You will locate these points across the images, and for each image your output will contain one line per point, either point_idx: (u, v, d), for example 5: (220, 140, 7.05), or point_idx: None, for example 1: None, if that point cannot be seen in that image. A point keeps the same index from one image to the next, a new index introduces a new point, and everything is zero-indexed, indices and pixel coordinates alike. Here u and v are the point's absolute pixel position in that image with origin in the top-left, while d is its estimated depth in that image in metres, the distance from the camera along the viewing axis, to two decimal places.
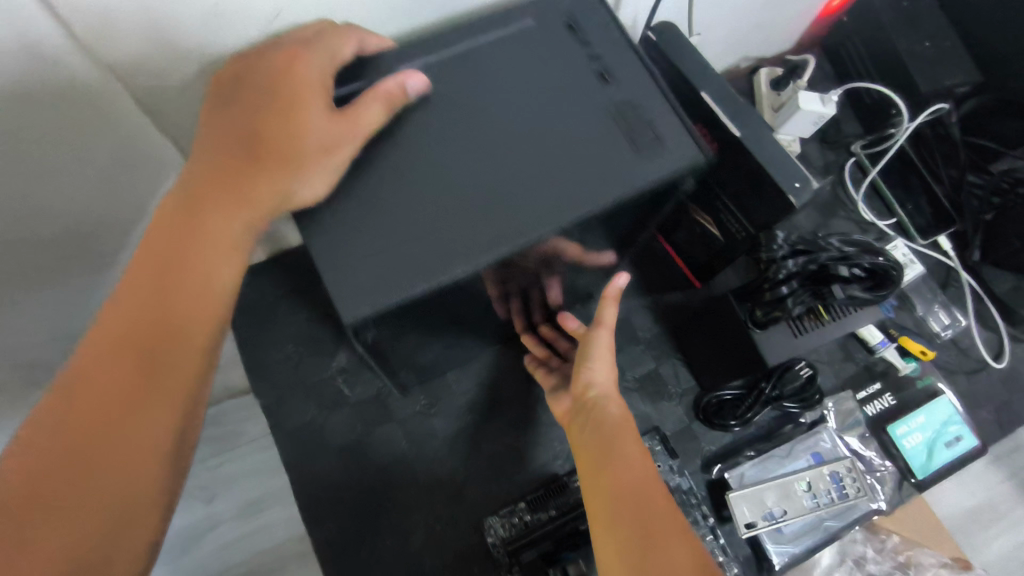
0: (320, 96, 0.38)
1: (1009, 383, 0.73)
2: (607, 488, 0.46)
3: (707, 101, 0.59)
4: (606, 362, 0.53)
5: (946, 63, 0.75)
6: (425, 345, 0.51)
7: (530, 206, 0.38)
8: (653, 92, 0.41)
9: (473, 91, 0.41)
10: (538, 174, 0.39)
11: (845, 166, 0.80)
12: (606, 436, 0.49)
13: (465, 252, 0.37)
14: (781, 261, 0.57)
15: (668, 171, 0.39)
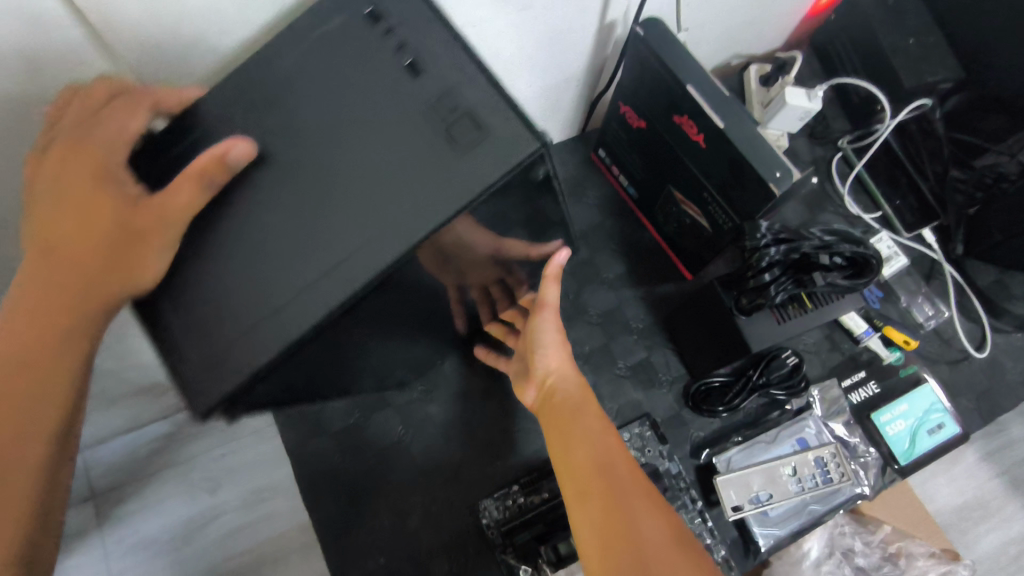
0: (118, 179, 0.37)
1: (992, 372, 0.77)
2: (574, 455, 0.49)
3: (693, 94, 0.56)
4: (562, 348, 0.57)
5: (930, 60, 0.78)
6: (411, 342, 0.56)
7: (352, 250, 0.34)
8: (469, 76, 0.34)
9: (292, 109, 0.37)
10: (357, 214, 0.35)
11: (832, 160, 0.84)
12: (570, 409, 0.54)
13: (304, 300, 0.34)
14: (764, 249, 0.57)
15: (498, 170, 0.33)
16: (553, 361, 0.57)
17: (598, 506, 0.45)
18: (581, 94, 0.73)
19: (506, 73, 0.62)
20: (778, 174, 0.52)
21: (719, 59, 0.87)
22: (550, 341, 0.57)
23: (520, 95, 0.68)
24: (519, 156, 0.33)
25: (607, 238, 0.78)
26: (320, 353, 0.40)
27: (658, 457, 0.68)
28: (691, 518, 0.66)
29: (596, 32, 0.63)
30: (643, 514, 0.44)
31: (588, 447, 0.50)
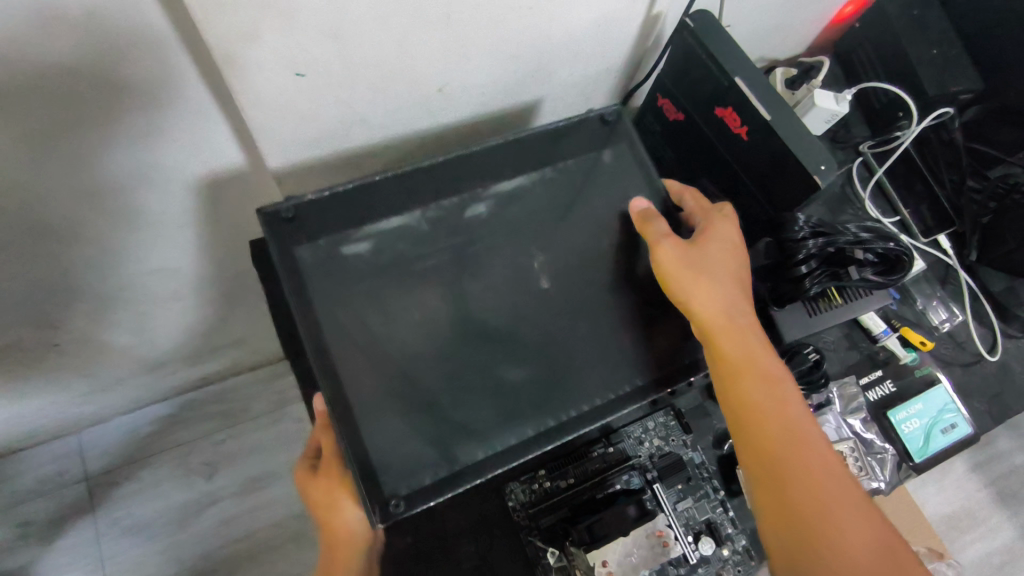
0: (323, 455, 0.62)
1: (1002, 375, 0.79)
2: (758, 417, 0.55)
3: (739, 86, 0.57)
4: (726, 292, 0.60)
5: (953, 70, 0.80)
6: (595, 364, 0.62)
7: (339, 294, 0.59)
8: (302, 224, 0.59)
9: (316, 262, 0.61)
10: (349, 296, 0.59)
11: (854, 164, 0.85)
12: (744, 361, 0.57)
13: (337, 298, 0.58)
14: (802, 242, 0.57)
15: (287, 204, 0.56)
16: (715, 300, 0.59)
17: (777, 467, 0.53)
18: (616, 86, 0.74)
19: (548, 59, 0.64)
20: (823, 166, 0.53)
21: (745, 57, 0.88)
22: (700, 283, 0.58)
23: (560, 82, 0.68)
24: (275, 205, 0.56)
25: None
26: (392, 284, 0.61)
27: (682, 446, 0.68)
28: (713, 508, 0.66)
29: (642, 23, 0.64)
30: (825, 480, 0.52)
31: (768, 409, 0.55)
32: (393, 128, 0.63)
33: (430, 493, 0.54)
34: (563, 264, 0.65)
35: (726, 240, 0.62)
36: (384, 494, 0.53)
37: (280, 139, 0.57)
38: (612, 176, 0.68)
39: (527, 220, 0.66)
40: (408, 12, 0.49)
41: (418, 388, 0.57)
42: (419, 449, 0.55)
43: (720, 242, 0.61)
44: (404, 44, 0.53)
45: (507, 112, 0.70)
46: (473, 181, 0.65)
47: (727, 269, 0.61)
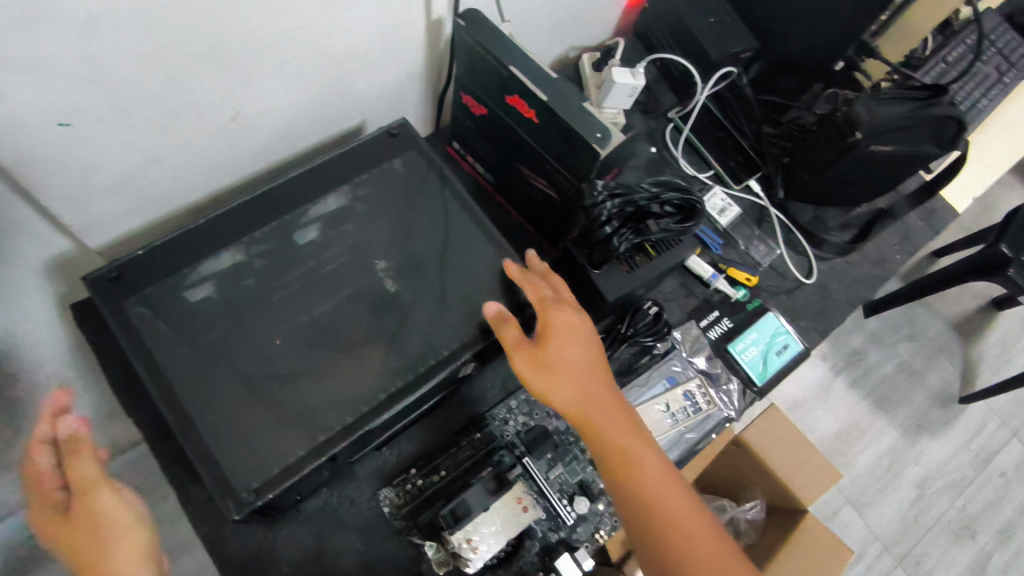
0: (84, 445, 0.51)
1: (823, 294, 0.87)
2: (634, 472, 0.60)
3: (516, 75, 0.61)
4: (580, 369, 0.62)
5: (729, 35, 0.89)
6: (435, 342, 0.64)
7: (177, 344, 0.59)
8: (134, 280, 0.60)
9: (148, 311, 0.59)
10: (187, 339, 0.60)
11: (665, 131, 0.92)
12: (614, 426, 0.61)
13: (177, 340, 0.59)
14: (600, 205, 0.62)
15: (108, 265, 0.59)
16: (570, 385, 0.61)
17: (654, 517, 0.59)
18: (425, 88, 0.77)
19: (343, 71, 0.66)
20: (598, 134, 0.58)
21: (545, 62, 0.96)
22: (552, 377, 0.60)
23: (363, 92, 0.71)
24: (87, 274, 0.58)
25: None
26: (235, 321, 0.62)
27: (546, 417, 0.72)
28: (584, 467, 0.70)
29: (425, 26, 0.67)
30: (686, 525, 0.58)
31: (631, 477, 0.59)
32: (199, 162, 0.63)
33: (282, 480, 0.55)
34: (405, 267, 0.69)
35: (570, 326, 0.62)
36: (236, 489, 0.54)
37: (69, 192, 0.56)
38: (425, 182, 0.72)
39: (362, 235, 0.69)
40: (169, 46, 0.50)
41: (265, 415, 0.58)
42: (272, 458, 0.56)
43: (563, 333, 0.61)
44: (176, 78, 0.53)
45: (319, 130, 0.72)
46: (295, 204, 0.67)
47: (574, 357, 0.62)
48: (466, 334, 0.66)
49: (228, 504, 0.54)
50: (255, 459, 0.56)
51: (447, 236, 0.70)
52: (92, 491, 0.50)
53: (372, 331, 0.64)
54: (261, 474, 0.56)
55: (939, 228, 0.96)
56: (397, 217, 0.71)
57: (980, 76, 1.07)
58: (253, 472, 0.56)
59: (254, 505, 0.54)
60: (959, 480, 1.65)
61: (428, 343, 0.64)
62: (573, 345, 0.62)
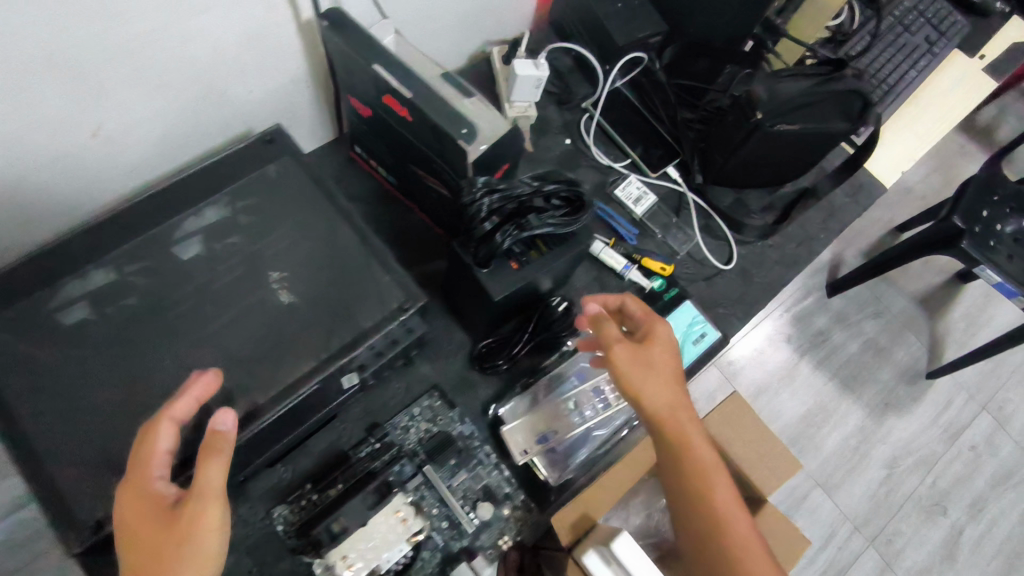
0: (215, 451, 0.45)
1: (744, 278, 0.86)
2: (726, 520, 0.52)
3: (381, 73, 0.59)
4: (680, 389, 0.57)
5: (637, 19, 0.85)
6: (307, 356, 0.59)
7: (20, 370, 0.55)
8: None
9: None
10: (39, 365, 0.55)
11: (579, 121, 0.89)
12: (710, 462, 0.54)
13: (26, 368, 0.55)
14: (476, 201, 0.60)
15: None
16: (666, 399, 0.56)
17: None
18: (317, 96, 0.74)
19: (212, 77, 0.62)
20: (464, 130, 0.56)
21: (454, 66, 0.93)
22: (650, 380, 0.56)
23: (243, 102, 0.67)
24: None
25: (376, 224, 0.80)
26: None
27: (450, 422, 0.70)
28: (488, 472, 0.68)
29: (301, 31, 0.63)
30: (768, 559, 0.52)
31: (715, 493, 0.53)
32: (60, 176, 0.60)
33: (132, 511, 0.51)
34: None
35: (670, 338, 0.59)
36: (78, 521, 0.50)
37: None
38: (304, 185, 0.66)
39: (242, 247, 0.63)
40: None
41: (114, 446, 0.53)
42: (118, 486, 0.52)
43: (669, 341, 0.58)
44: (17, 94, 0.50)
45: (196, 138, 0.68)
46: (165, 214, 0.62)
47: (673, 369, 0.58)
48: (343, 340, 0.60)
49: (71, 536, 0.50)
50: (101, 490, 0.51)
51: (330, 240, 0.64)
52: (203, 506, 0.44)
53: (239, 348, 0.58)
54: (108, 502, 0.51)
55: (866, 204, 0.94)
56: (277, 222, 0.64)
57: (906, 48, 1.05)
58: (94, 501, 0.51)
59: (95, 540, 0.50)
60: (929, 456, 1.63)
61: (299, 352, 0.59)
62: (675, 367, 0.58)
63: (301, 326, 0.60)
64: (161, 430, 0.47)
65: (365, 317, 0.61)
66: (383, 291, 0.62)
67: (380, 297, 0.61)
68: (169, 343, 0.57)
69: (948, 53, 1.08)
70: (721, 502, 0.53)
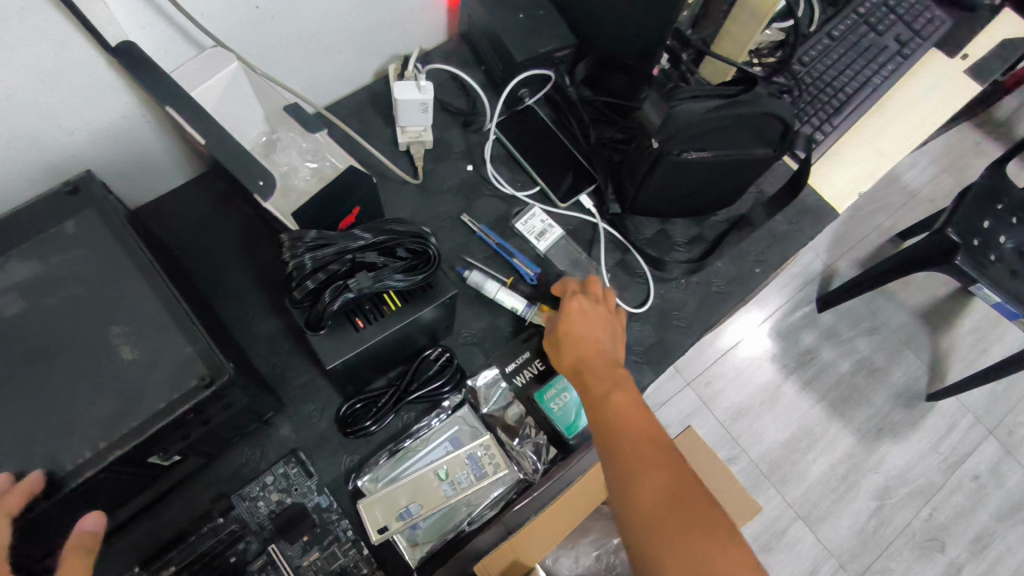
0: (83, 544, 0.47)
1: (661, 321, 0.77)
2: (632, 431, 0.51)
3: (176, 114, 0.52)
4: (601, 344, 0.60)
5: (540, 32, 0.77)
6: (94, 436, 0.51)
7: None
8: None
9: None
10: None
11: (483, 145, 0.81)
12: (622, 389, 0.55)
13: None
14: (297, 260, 0.53)
15: None
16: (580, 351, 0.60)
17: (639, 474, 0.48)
18: (161, 129, 0.67)
19: (9, 125, 0.54)
20: (258, 182, 0.49)
21: (358, 84, 0.86)
22: (568, 339, 0.61)
23: (60, 142, 0.60)
24: None
25: (247, 268, 0.73)
26: None
27: (307, 493, 0.63)
28: (344, 551, 0.61)
29: (112, 65, 0.56)
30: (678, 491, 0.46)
31: (616, 428, 0.51)
32: None
33: None
34: None
35: (590, 311, 0.63)
36: None
37: None
38: (103, 239, 0.57)
39: (38, 306, 0.55)
40: None
41: None
42: None
43: (592, 309, 0.63)
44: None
45: (14, 186, 0.61)
46: None
47: (592, 343, 0.60)
48: (140, 413, 0.52)
49: None
50: None
51: (143, 296, 0.56)
52: None
53: (12, 429, 0.50)
54: None
55: (812, 233, 0.83)
56: (87, 273, 0.56)
57: (869, 51, 0.93)
58: None
59: None
60: (927, 487, 1.45)
61: (85, 438, 0.50)
62: (595, 329, 0.62)
63: (92, 403, 0.52)
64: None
65: (160, 397, 0.52)
66: (200, 354, 0.54)
67: (192, 362, 0.54)
68: None
69: (923, 53, 0.95)
70: (634, 421, 0.52)
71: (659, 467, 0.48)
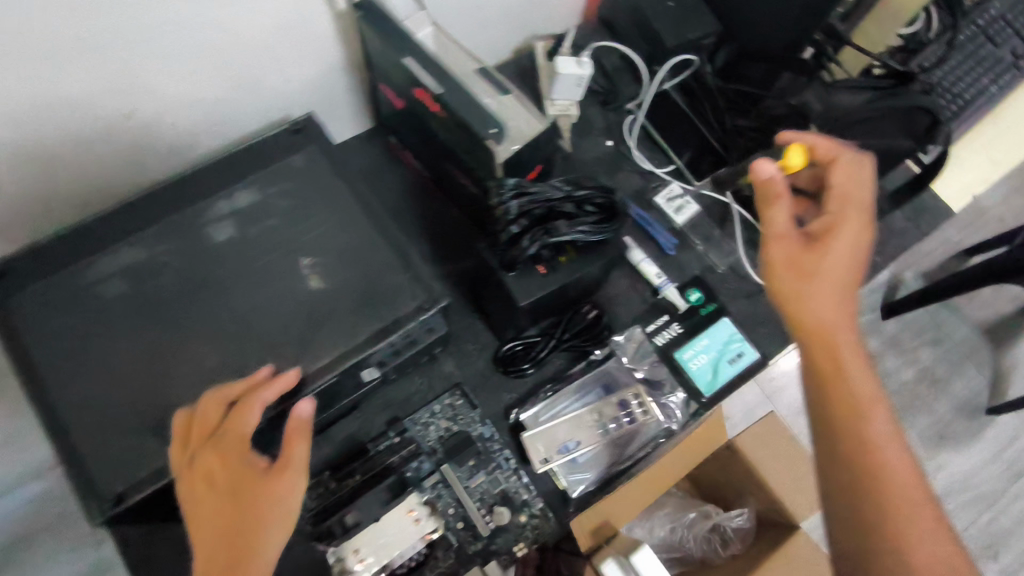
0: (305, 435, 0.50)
1: None
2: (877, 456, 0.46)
3: (413, 66, 0.58)
4: (847, 304, 0.49)
5: (688, 20, 0.83)
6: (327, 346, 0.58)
7: (45, 339, 0.55)
8: (19, 255, 0.57)
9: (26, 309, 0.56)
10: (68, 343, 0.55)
11: (623, 124, 0.86)
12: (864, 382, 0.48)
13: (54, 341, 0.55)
14: (504, 205, 0.59)
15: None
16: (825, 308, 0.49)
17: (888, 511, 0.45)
18: (351, 85, 0.73)
19: (245, 69, 0.62)
20: (490, 130, 0.55)
21: (503, 57, 0.92)
22: (813, 287, 0.49)
23: (277, 89, 0.67)
24: None
25: (411, 219, 0.79)
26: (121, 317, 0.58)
27: (471, 423, 0.70)
28: (506, 477, 0.67)
29: (337, 18, 0.63)
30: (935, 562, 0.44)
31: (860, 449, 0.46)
32: (98, 160, 0.60)
33: (152, 480, 0.52)
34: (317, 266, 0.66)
35: (853, 245, 0.50)
36: (100, 491, 0.51)
37: None
38: (320, 176, 0.64)
39: (270, 232, 0.62)
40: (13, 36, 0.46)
41: (134, 421, 0.53)
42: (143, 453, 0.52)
43: (849, 239, 0.50)
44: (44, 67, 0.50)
45: (230, 127, 0.67)
46: (195, 198, 0.62)
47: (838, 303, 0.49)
48: (363, 329, 0.58)
49: (93, 506, 0.51)
50: (127, 462, 0.52)
51: (355, 230, 0.62)
52: (287, 483, 0.48)
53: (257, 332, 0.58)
54: (128, 475, 0.52)
55: (930, 228, 0.88)
56: (309, 205, 0.63)
57: (985, 60, 0.97)
58: (116, 473, 0.52)
59: (114, 513, 0.51)
60: (984, 497, 1.47)
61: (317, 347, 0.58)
62: (846, 274, 0.49)
63: (320, 318, 0.59)
64: (250, 409, 0.49)
65: (377, 318, 0.59)
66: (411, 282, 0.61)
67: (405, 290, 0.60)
68: (192, 328, 0.57)
69: None
70: (877, 441, 0.47)
71: (907, 511, 0.45)
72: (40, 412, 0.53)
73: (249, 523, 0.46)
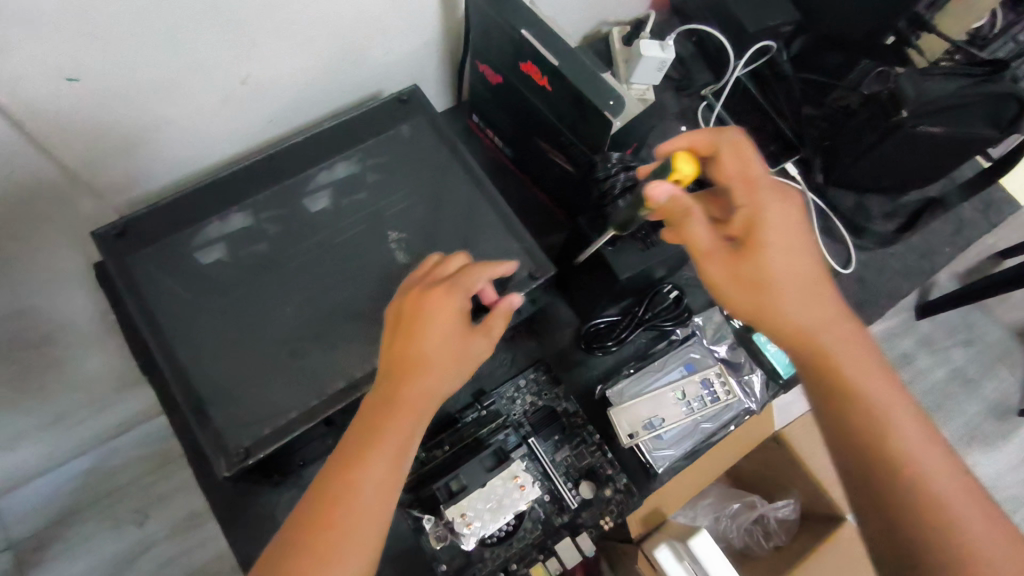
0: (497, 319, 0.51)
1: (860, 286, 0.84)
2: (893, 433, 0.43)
3: (529, 40, 0.57)
4: (803, 290, 0.47)
5: (769, 7, 0.83)
6: None
7: (166, 301, 0.56)
8: (139, 215, 0.58)
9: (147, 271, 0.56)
10: (187, 304, 0.56)
11: (698, 110, 0.87)
12: (856, 367, 0.45)
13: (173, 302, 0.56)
14: (612, 176, 0.60)
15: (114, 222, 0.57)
16: (796, 301, 0.47)
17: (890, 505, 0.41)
18: (442, 60, 0.74)
19: (355, 39, 0.62)
20: (608, 102, 0.55)
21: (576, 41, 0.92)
22: (758, 280, 0.48)
23: (377, 60, 0.67)
24: (96, 231, 0.56)
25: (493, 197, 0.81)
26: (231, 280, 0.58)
27: (556, 398, 0.70)
28: (590, 453, 0.67)
29: None
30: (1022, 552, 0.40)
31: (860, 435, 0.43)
32: (211, 126, 0.61)
33: (275, 439, 0.52)
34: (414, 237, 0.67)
35: (782, 220, 0.49)
36: (227, 447, 0.52)
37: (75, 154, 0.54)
38: (424, 148, 0.65)
39: (376, 200, 0.63)
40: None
41: (254, 381, 0.54)
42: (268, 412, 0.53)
43: (768, 231, 0.48)
44: (175, 39, 0.50)
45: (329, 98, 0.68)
46: (301, 166, 0.62)
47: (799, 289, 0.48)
48: None
49: (221, 462, 0.51)
50: (251, 421, 0.53)
51: (459, 201, 0.63)
52: (471, 343, 0.49)
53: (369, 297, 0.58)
54: (252, 433, 0.52)
55: (999, 221, 0.89)
56: (415, 176, 0.64)
57: None
58: (242, 431, 0.53)
59: (243, 467, 0.51)
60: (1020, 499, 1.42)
61: None
62: (786, 254, 0.48)
63: None
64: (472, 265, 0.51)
65: None
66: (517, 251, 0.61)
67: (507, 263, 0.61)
68: (307, 292, 0.58)
69: None
70: (874, 427, 0.43)
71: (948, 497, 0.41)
72: (164, 371, 0.54)
73: (427, 361, 0.47)
